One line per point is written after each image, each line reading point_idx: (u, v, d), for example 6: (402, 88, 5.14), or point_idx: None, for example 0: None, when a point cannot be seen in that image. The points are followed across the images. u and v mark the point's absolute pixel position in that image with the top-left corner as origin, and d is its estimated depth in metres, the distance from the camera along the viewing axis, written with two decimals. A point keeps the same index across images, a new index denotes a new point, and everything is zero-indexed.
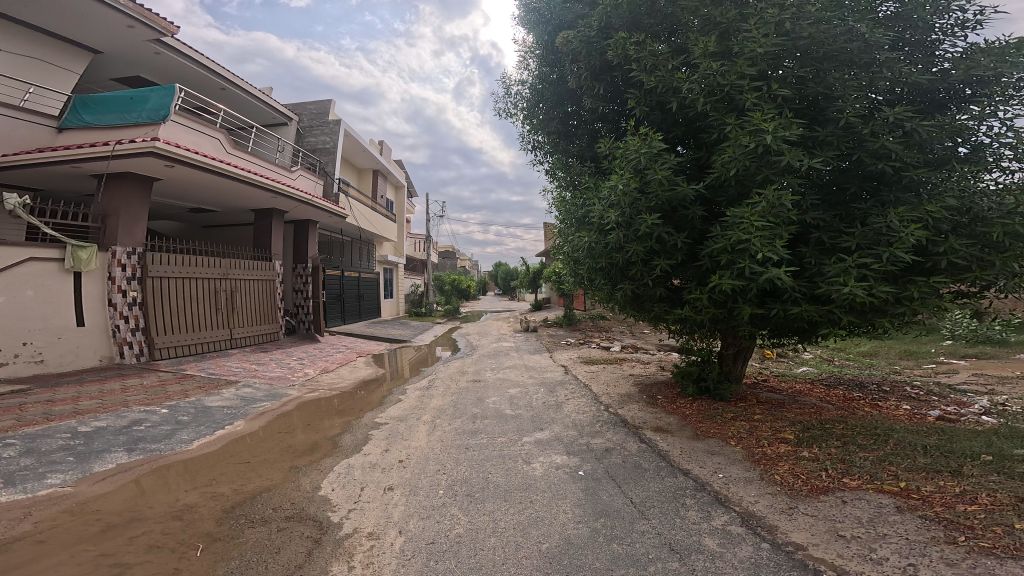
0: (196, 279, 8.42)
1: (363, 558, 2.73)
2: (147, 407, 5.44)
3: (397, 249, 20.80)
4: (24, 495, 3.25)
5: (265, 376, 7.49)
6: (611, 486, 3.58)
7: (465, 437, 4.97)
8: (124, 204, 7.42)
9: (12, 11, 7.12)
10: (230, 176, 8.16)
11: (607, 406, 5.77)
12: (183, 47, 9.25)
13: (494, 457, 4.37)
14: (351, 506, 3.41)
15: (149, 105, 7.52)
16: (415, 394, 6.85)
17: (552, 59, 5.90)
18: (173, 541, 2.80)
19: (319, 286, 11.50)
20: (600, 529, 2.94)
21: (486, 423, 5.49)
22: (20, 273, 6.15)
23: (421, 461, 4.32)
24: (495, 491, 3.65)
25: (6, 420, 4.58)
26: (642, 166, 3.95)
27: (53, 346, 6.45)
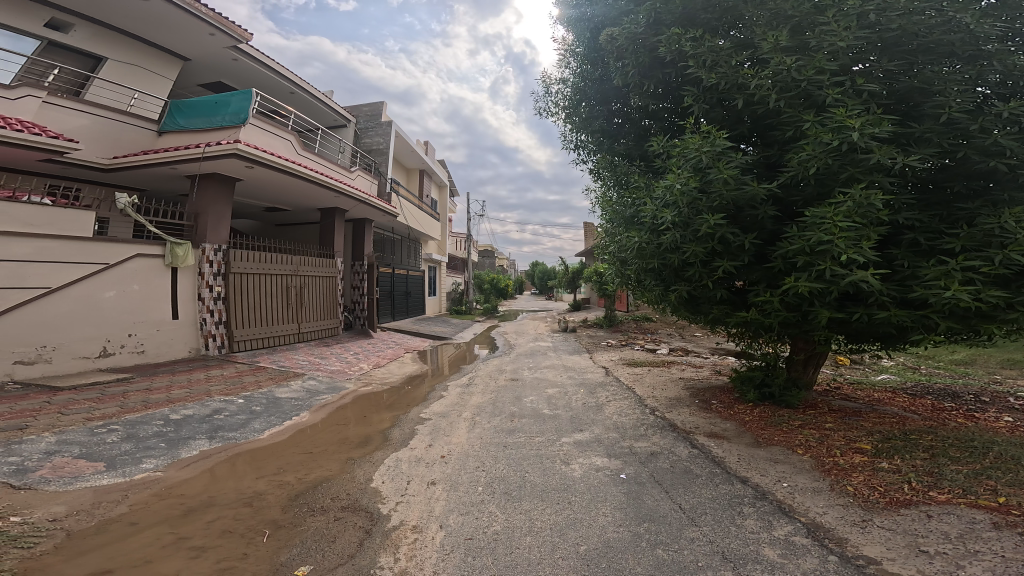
0: (272, 275, 8.80)
1: (407, 551, 2.79)
2: (227, 396, 5.73)
3: (442, 248, 21.41)
4: (121, 478, 3.47)
5: (326, 369, 7.75)
6: (657, 491, 3.52)
7: (502, 435, 4.99)
8: (213, 204, 7.85)
9: (114, 21, 7.73)
10: (305, 176, 8.50)
11: (655, 409, 5.69)
12: (257, 53, 9.66)
13: (531, 457, 4.37)
14: (398, 499, 3.48)
15: (231, 109, 7.91)
16: (457, 391, 6.94)
17: (593, 57, 5.87)
18: (243, 527, 2.93)
19: (375, 283, 11.80)
20: (642, 534, 2.90)
21: (524, 421, 5.49)
22: (131, 269, 6.62)
23: (461, 457, 4.37)
24: (531, 490, 3.66)
25: (111, 406, 4.93)
26: (703, 164, 3.91)
27: (152, 338, 6.89)
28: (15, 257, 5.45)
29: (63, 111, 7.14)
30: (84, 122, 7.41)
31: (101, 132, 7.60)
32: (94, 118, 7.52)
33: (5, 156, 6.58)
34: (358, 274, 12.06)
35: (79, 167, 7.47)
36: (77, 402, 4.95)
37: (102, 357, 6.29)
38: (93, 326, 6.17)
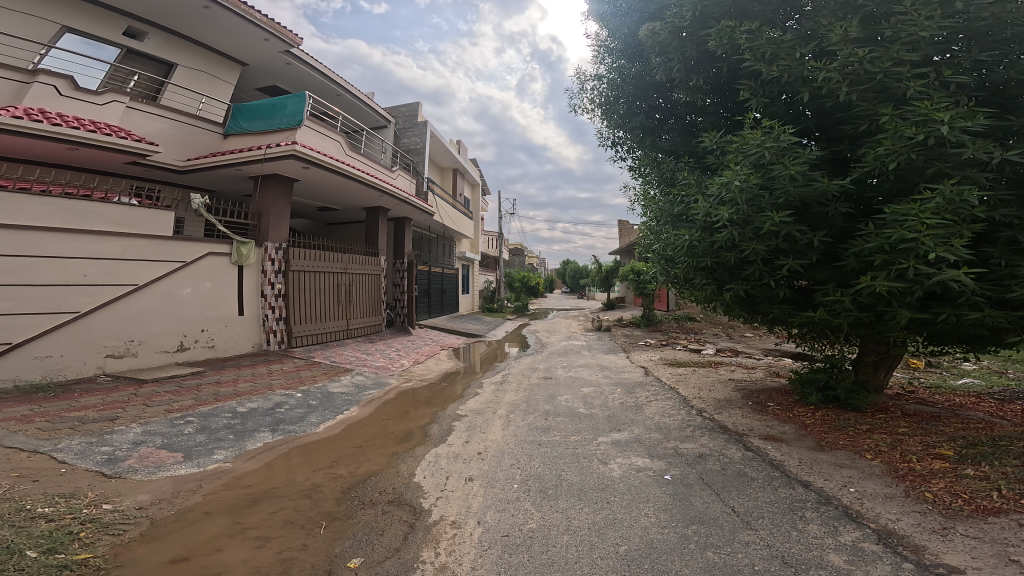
0: (325, 273, 9.08)
1: (446, 546, 2.82)
2: (286, 390, 6.00)
3: (474, 246, 21.56)
4: (193, 468, 3.76)
5: (372, 365, 7.93)
6: (705, 493, 3.46)
7: (537, 433, 5.00)
8: (273, 204, 8.17)
9: (180, 28, 8.08)
10: (357, 176, 8.74)
11: (701, 410, 5.61)
12: (308, 57, 9.90)
13: (566, 455, 4.36)
14: (438, 494, 3.53)
15: (288, 111, 8.20)
16: (490, 388, 6.99)
17: (631, 53, 5.83)
18: (303, 518, 3.08)
19: (415, 280, 12.01)
20: (690, 536, 2.85)
21: (559, 420, 5.48)
22: (203, 267, 7.00)
23: (498, 455, 4.39)
24: (568, 489, 3.65)
25: (187, 398, 5.30)
26: (765, 160, 3.85)
27: (220, 333, 7.28)
28: (106, 254, 5.84)
29: (141, 116, 7.58)
30: (160, 126, 7.82)
31: (175, 136, 8.00)
32: (169, 121, 7.92)
33: (96, 159, 7.01)
34: (399, 272, 12.25)
35: (155, 168, 7.87)
36: (157, 394, 5.33)
37: (179, 351, 6.72)
38: (170, 323, 6.58)
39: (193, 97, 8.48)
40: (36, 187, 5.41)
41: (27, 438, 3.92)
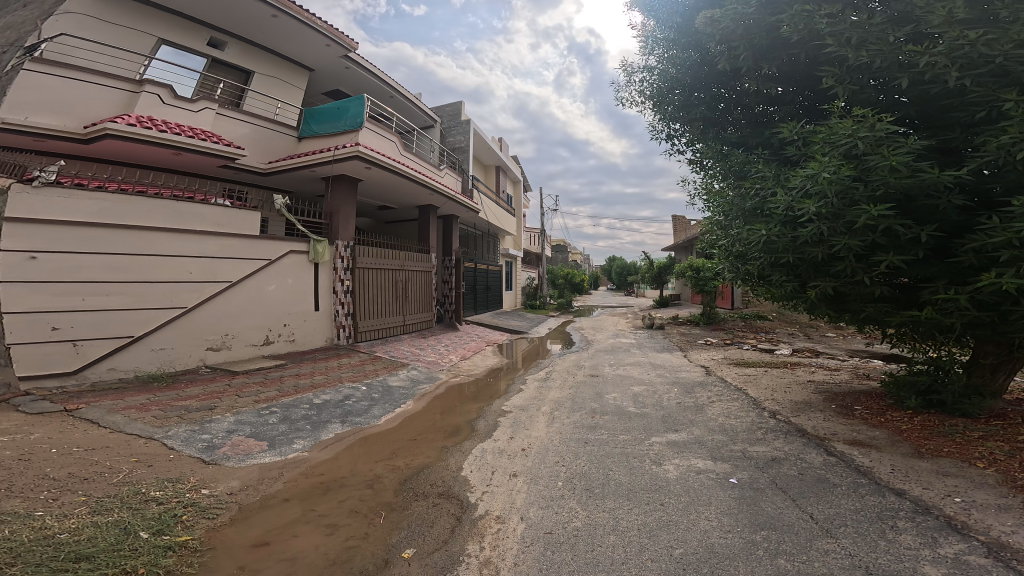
0: (386, 270, 9.39)
1: (491, 541, 2.95)
2: (354, 382, 6.25)
3: (516, 243, 21.62)
4: (273, 457, 4.18)
5: (424, 360, 8.08)
6: (779, 498, 3.32)
7: (583, 432, 4.93)
8: (344, 203, 8.47)
9: (255, 37, 8.43)
10: (410, 177, 8.91)
11: (775, 412, 5.41)
12: (365, 60, 10.17)
13: (617, 455, 4.31)
14: (485, 488, 3.61)
15: (350, 114, 8.48)
16: (534, 384, 6.97)
17: (684, 43, 5.68)
18: (366, 507, 3.39)
19: (462, 277, 12.30)
20: (759, 542, 2.75)
21: (607, 419, 5.39)
22: (285, 265, 7.35)
23: (541, 452, 4.36)
24: (617, 489, 3.63)
25: (271, 389, 5.67)
26: (857, 151, 3.69)
27: (300, 327, 7.62)
28: (207, 254, 6.28)
29: (230, 122, 8.04)
30: (245, 131, 8.26)
31: (257, 140, 8.43)
32: (253, 126, 8.35)
33: (196, 162, 7.51)
34: (448, 269, 12.49)
35: (241, 171, 8.32)
36: (246, 385, 5.73)
37: (266, 344, 7.13)
38: (259, 318, 6.98)
39: (271, 103, 8.92)
40: (147, 188, 5.89)
41: (137, 425, 4.46)
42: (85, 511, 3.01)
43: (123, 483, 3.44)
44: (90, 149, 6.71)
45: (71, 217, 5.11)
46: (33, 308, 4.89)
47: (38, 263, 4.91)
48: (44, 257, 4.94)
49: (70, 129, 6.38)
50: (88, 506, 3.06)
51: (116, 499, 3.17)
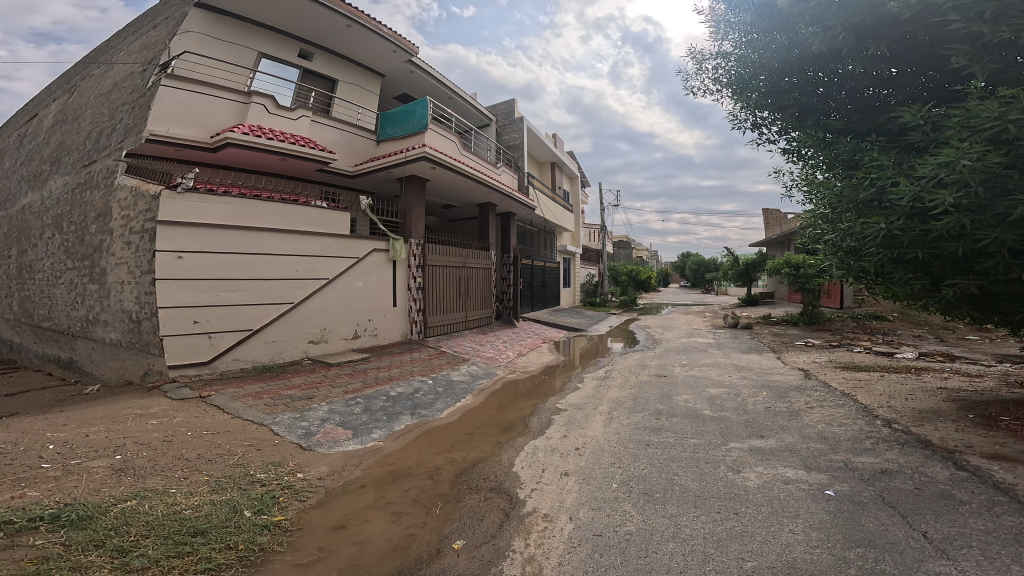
0: (450, 268, 9.66)
1: (536, 538, 3.22)
2: (424, 376, 6.51)
3: (575, 240, 21.45)
4: (355, 444, 4.53)
5: (483, 356, 8.23)
6: (885, 515, 3.14)
7: (646, 433, 4.83)
8: (414, 204, 8.82)
9: (335, 46, 8.89)
10: (471, 176, 9.15)
11: (895, 420, 4.98)
12: (425, 64, 10.48)
13: (686, 459, 4.26)
14: (533, 485, 3.84)
15: (416, 117, 8.79)
16: (592, 382, 6.87)
17: (764, 25, 5.42)
18: (427, 497, 3.69)
19: (519, 275, 12.26)
20: (851, 560, 2.66)
21: (673, 421, 5.20)
22: (370, 262, 7.73)
23: (596, 452, 4.37)
24: (682, 496, 3.70)
25: (355, 380, 6.03)
26: (1007, 133, 3.35)
27: (382, 322, 7.99)
28: (310, 253, 6.75)
29: (323, 127, 8.51)
30: (334, 136, 8.74)
31: (345, 145, 8.92)
32: (340, 132, 8.81)
33: (297, 167, 8.08)
34: (505, 265, 12.28)
35: (333, 175, 8.86)
36: (337, 376, 6.13)
37: (355, 339, 7.52)
38: (349, 313, 7.40)
39: (352, 109, 9.37)
40: (264, 196, 6.33)
41: (252, 412, 4.97)
42: (207, 488, 3.62)
43: (234, 466, 3.98)
44: (217, 157, 7.40)
45: (203, 219, 5.65)
46: (180, 305, 5.51)
47: (183, 262, 5.52)
48: (188, 256, 5.56)
49: (199, 138, 7.08)
50: (208, 485, 3.67)
51: (229, 480, 3.76)
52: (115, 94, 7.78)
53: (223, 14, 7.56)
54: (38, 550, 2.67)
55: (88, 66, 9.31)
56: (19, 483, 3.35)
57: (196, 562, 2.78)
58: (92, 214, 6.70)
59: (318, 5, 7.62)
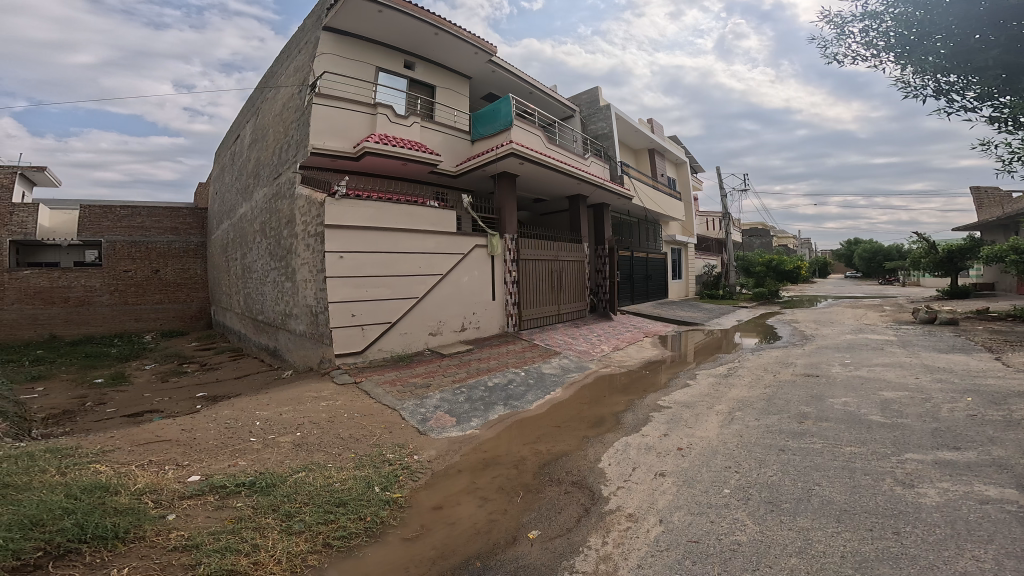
0: (543, 261, 9.75)
1: (616, 537, 3.18)
2: (517, 368, 6.73)
3: (685, 229, 20.13)
4: (457, 431, 4.82)
5: (574, 349, 8.11)
6: None
7: (780, 437, 4.10)
8: (507, 199, 9.12)
9: (428, 54, 9.39)
10: (549, 164, 9.08)
11: None
12: (505, 62, 10.58)
13: (833, 469, 3.53)
14: (620, 483, 3.76)
15: (502, 114, 9.04)
16: (709, 380, 6.08)
17: None
18: (510, 485, 3.88)
19: (616, 265, 11.68)
20: None
21: (823, 426, 4.21)
22: (474, 258, 8.12)
23: (706, 453, 4.02)
24: (812, 508, 3.17)
25: (460, 370, 6.44)
26: None
27: (483, 315, 8.31)
28: (428, 250, 7.30)
29: (430, 132, 9.23)
30: (439, 139, 9.41)
31: (447, 146, 9.55)
32: (444, 136, 9.46)
33: (410, 171, 8.99)
34: (601, 257, 11.97)
35: (440, 176, 9.59)
36: (446, 367, 6.55)
37: (462, 331, 7.93)
38: (458, 307, 7.84)
39: (451, 113, 9.89)
40: (395, 198, 7.00)
41: (388, 398, 5.56)
42: (352, 464, 4.18)
43: (370, 446, 4.47)
44: (360, 164, 8.50)
45: (354, 221, 6.41)
46: (340, 299, 6.33)
47: (342, 262, 6.34)
48: (347, 256, 6.38)
49: (344, 149, 8.17)
50: (353, 461, 4.22)
51: (367, 458, 4.27)
52: (286, 114, 9.12)
53: (348, 33, 8.44)
54: (235, 511, 3.49)
55: (264, 90, 10.83)
56: (236, 452, 4.36)
57: (334, 529, 3.28)
58: (284, 221, 7.92)
59: (409, 17, 8.08)
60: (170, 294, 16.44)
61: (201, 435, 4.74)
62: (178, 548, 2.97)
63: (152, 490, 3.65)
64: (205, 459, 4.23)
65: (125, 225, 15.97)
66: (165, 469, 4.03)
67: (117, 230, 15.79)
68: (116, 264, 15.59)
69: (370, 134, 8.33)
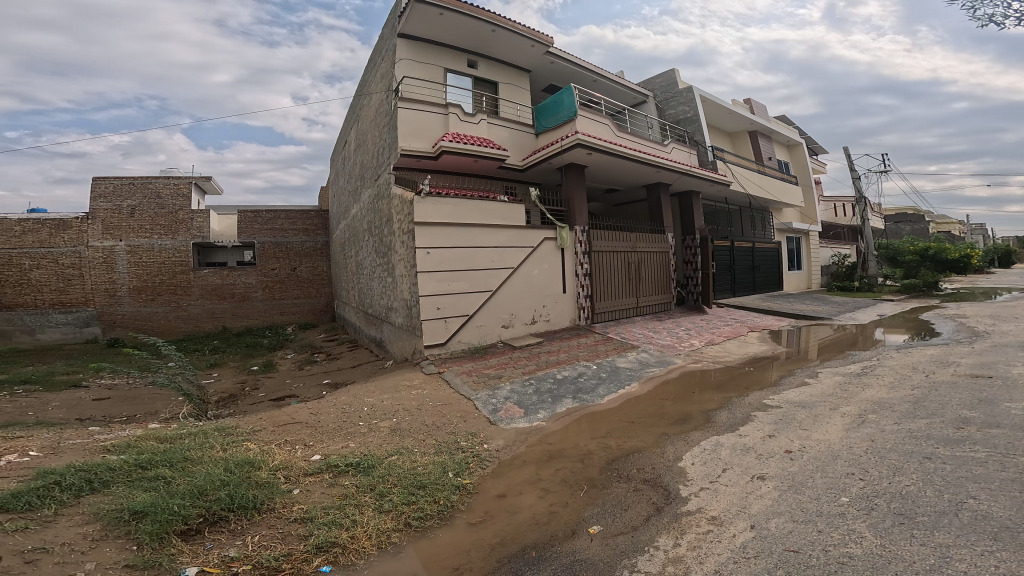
0: (619, 253, 9.39)
1: (692, 539, 2.77)
2: (588, 361, 6.48)
3: (807, 216, 17.90)
4: (525, 422, 4.76)
5: (658, 343, 7.54)
6: None
7: (921, 443, 3.28)
8: (575, 190, 8.90)
9: (488, 51, 9.53)
10: (622, 153, 8.76)
11: None
12: (568, 53, 10.39)
13: (999, 482, 2.70)
14: (705, 484, 3.31)
15: (566, 106, 8.91)
16: (835, 380, 5.10)
17: None
18: (573, 478, 3.67)
19: (710, 257, 10.76)
20: None
21: (989, 434, 3.27)
22: (542, 251, 8.07)
23: (821, 458, 3.35)
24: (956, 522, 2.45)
25: (529, 363, 6.39)
26: None
27: (552, 308, 8.22)
28: (498, 243, 7.48)
29: (497, 128, 9.19)
30: (506, 135, 9.33)
31: (514, 141, 9.43)
32: (511, 130, 9.36)
33: (478, 167, 9.11)
34: (691, 248, 11.34)
35: (507, 171, 9.58)
36: (514, 359, 6.56)
37: (531, 324, 7.93)
38: (528, 300, 7.87)
39: (514, 108, 9.95)
40: (468, 194, 7.26)
41: (464, 388, 5.73)
42: (432, 450, 4.32)
43: (447, 434, 4.61)
44: (439, 163, 8.67)
45: (435, 217, 6.80)
46: (427, 292, 6.75)
47: (430, 257, 6.78)
48: (433, 252, 6.79)
49: (424, 150, 8.37)
50: (433, 447, 4.36)
51: (445, 445, 4.37)
52: (376, 121, 9.83)
53: (415, 39, 8.81)
54: (344, 488, 3.76)
55: (358, 98, 11.74)
56: (348, 436, 4.72)
57: (413, 510, 3.35)
58: (384, 220, 8.61)
59: (467, 16, 8.25)
60: (306, 290, 17.38)
61: (324, 418, 5.24)
62: (297, 520, 3.29)
63: (284, 466, 4.11)
64: (325, 441, 4.64)
65: (270, 227, 17.14)
66: (296, 448, 4.51)
67: (265, 232, 16.99)
68: (265, 263, 16.79)
69: (445, 134, 8.51)
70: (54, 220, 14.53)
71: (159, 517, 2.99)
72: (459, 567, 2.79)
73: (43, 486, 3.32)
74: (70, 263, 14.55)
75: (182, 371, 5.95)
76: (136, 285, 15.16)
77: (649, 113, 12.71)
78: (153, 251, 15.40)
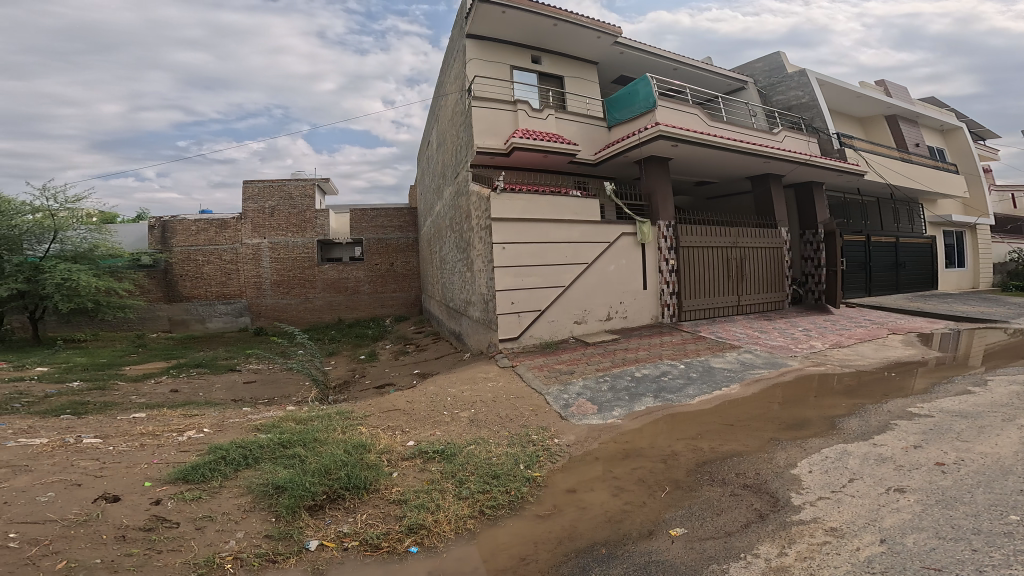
0: (715, 249, 8.72)
1: (803, 550, 2.31)
2: (673, 360, 6.03)
3: (973, 209, 15.19)
4: (598, 419, 4.49)
5: (765, 344, 6.74)
6: None
7: None
8: (658, 184, 8.44)
9: (554, 46, 9.70)
10: (716, 143, 8.21)
11: None
12: (640, 43, 10.20)
13: None
14: (824, 493, 2.79)
15: (641, 96, 8.69)
16: (1014, 390, 4.08)
17: None
18: (652, 479, 3.35)
19: (835, 253, 9.53)
20: None
21: None
22: (618, 248, 7.78)
23: (981, 475, 2.65)
24: None
25: (607, 359, 6.13)
26: None
27: (631, 304, 7.90)
28: (573, 239, 7.36)
29: (566, 122, 9.26)
30: (576, 129, 9.37)
31: (585, 135, 9.43)
32: (581, 123, 9.39)
33: (550, 163, 9.17)
34: (810, 244, 10.28)
35: (579, 166, 9.50)
36: (592, 356, 6.35)
37: (607, 321, 7.68)
38: (605, 296, 7.64)
39: (582, 101, 9.95)
40: (541, 189, 7.24)
41: (536, 383, 5.63)
42: (507, 442, 4.27)
43: (519, 427, 4.55)
44: (511, 160, 8.82)
45: (513, 213, 6.89)
46: (504, 287, 6.83)
47: (506, 252, 6.87)
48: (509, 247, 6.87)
49: (495, 145, 8.61)
50: (507, 439, 4.31)
51: (521, 438, 4.30)
52: (454, 121, 10.39)
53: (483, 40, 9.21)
54: (432, 474, 3.81)
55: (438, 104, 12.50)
56: (436, 424, 4.87)
57: (487, 499, 3.30)
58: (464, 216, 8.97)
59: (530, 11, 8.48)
60: (405, 285, 18.75)
61: (418, 405, 5.53)
62: (396, 500, 3.38)
63: (386, 450, 4.27)
64: (416, 429, 4.80)
65: (374, 225, 18.70)
66: (395, 434, 4.72)
67: (370, 230, 18.59)
68: (371, 259, 18.50)
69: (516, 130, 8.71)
70: (217, 220, 17.33)
71: (294, 492, 3.24)
72: (525, 557, 2.67)
73: (214, 460, 3.85)
74: (230, 258, 17.37)
75: (311, 359, 6.70)
76: (276, 279, 17.56)
77: (749, 99, 11.85)
78: (289, 248, 17.70)
